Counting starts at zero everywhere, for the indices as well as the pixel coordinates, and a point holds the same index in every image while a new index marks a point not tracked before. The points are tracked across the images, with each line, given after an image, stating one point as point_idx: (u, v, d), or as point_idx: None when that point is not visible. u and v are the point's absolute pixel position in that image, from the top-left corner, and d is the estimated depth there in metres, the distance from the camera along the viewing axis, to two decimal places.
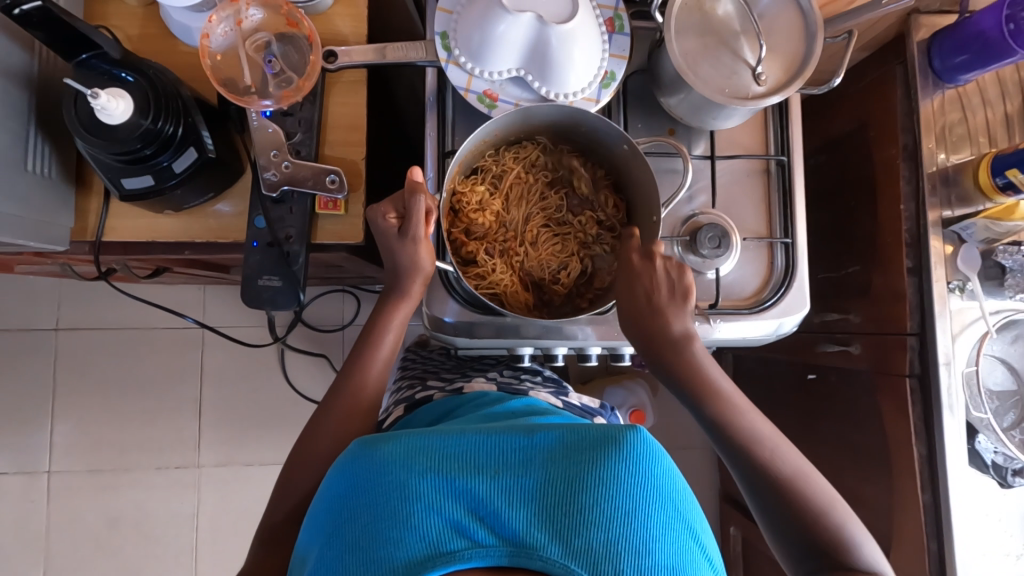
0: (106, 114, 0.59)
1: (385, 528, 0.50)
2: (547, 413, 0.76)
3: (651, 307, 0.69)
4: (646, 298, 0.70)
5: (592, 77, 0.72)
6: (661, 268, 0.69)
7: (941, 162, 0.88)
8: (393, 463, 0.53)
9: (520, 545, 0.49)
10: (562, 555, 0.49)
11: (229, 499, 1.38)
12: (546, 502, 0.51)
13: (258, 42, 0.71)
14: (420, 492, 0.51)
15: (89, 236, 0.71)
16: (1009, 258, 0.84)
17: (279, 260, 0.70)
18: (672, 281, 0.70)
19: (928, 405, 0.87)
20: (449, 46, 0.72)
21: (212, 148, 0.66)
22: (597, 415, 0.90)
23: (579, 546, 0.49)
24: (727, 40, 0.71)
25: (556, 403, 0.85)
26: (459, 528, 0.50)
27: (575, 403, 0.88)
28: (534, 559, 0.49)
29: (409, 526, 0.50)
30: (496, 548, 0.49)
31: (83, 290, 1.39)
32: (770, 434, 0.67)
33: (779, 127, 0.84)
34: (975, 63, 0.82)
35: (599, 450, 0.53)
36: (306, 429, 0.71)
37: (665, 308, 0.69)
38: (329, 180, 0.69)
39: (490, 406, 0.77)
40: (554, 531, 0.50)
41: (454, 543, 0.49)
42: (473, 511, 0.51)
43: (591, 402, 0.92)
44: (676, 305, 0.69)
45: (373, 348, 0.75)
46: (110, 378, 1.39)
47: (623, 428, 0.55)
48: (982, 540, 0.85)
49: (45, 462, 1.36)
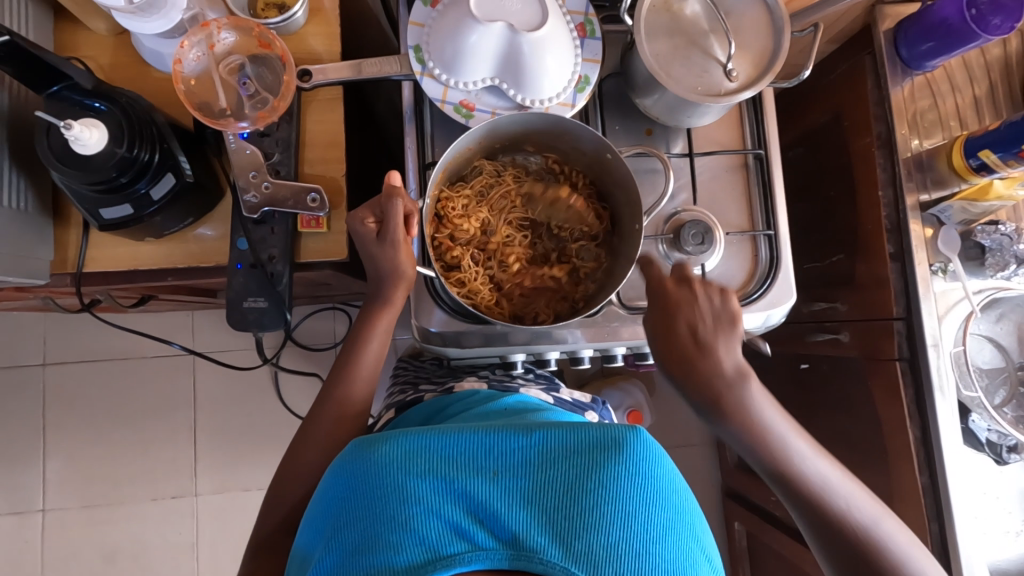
0: (80, 144, 0.59)
1: (384, 532, 0.50)
2: (542, 409, 0.76)
3: (696, 343, 0.63)
4: (684, 324, 0.64)
5: (566, 81, 0.73)
6: (702, 293, 0.64)
7: (915, 147, 0.90)
8: (392, 466, 0.53)
9: (519, 548, 0.49)
10: (562, 558, 0.49)
11: (228, 526, 1.36)
12: (546, 506, 0.51)
13: (231, 65, 0.71)
14: (420, 495, 0.51)
15: (70, 268, 0.71)
16: (987, 238, 0.86)
17: (264, 282, 0.70)
18: (716, 308, 0.64)
19: (919, 388, 0.87)
20: (423, 59, 0.73)
21: (190, 172, 0.66)
22: (589, 410, 0.90)
23: (579, 549, 0.49)
24: (697, 39, 0.72)
25: (547, 399, 0.85)
26: (459, 531, 0.50)
27: (566, 398, 0.89)
28: (533, 562, 0.49)
29: (408, 530, 0.49)
30: (496, 550, 0.49)
31: (70, 323, 1.37)
32: (801, 443, 0.65)
33: (755, 122, 0.85)
34: (940, 49, 0.83)
35: (600, 452, 0.53)
36: (297, 437, 0.72)
37: (712, 342, 0.63)
38: (311, 199, 0.69)
39: (481, 404, 0.76)
40: (555, 534, 0.50)
41: (454, 546, 0.49)
42: (474, 513, 0.51)
43: (583, 397, 0.92)
44: (724, 335, 0.63)
45: (363, 364, 0.74)
46: (101, 411, 1.37)
47: (623, 429, 0.55)
48: (982, 520, 0.85)
49: (38, 500, 1.33)
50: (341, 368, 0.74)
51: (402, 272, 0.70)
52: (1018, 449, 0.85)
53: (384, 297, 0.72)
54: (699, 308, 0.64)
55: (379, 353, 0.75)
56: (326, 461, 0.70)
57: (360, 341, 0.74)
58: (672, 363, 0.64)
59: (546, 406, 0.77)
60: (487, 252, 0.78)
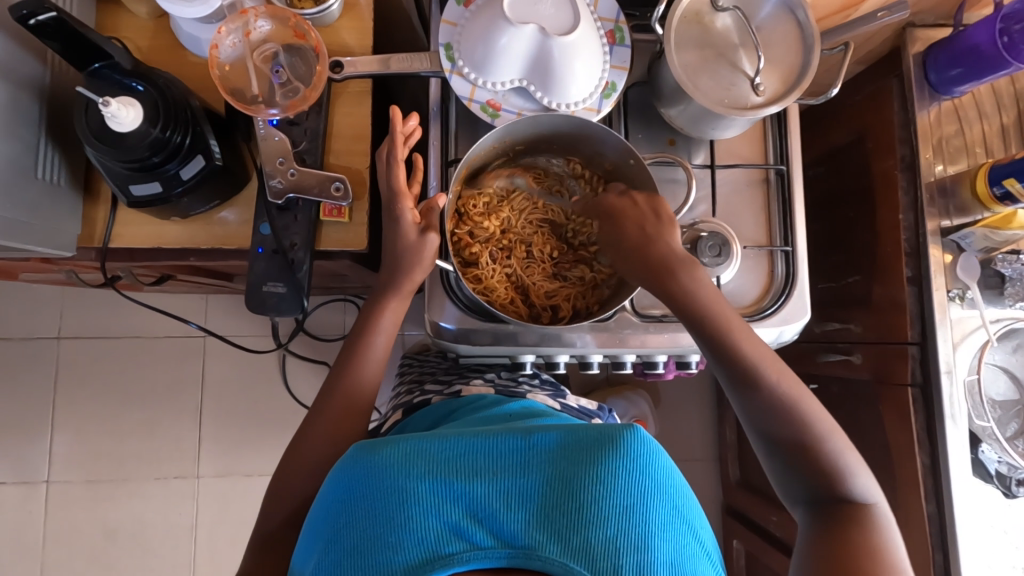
0: (116, 121, 0.60)
1: (385, 532, 0.50)
2: (546, 414, 0.77)
3: (642, 237, 0.69)
4: (630, 228, 0.70)
5: (594, 87, 0.74)
6: (641, 200, 0.70)
7: (939, 173, 0.89)
8: (391, 468, 0.53)
9: (518, 546, 0.50)
10: (560, 555, 0.49)
11: (228, 510, 1.37)
12: (546, 503, 0.51)
13: (266, 53, 0.72)
14: (420, 496, 0.51)
15: (96, 243, 0.72)
16: (1008, 266, 0.86)
17: (283, 267, 0.71)
18: (654, 210, 0.70)
19: (930, 414, 0.86)
20: (453, 58, 0.74)
21: (219, 156, 0.67)
22: (595, 416, 0.91)
23: (578, 546, 0.49)
24: (725, 52, 0.72)
25: (554, 405, 0.86)
26: (458, 531, 0.50)
27: (573, 405, 0.89)
28: (532, 560, 0.49)
29: (409, 530, 0.50)
30: (495, 550, 0.50)
31: (87, 299, 1.40)
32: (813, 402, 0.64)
33: (778, 138, 0.85)
34: (970, 75, 0.83)
35: (599, 450, 0.53)
36: (304, 424, 0.73)
37: (655, 235, 0.69)
38: (335, 188, 0.70)
39: (488, 408, 0.78)
40: (553, 533, 0.50)
41: (454, 546, 0.49)
42: (473, 514, 0.51)
43: (590, 403, 0.92)
44: (664, 230, 0.69)
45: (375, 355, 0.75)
46: (111, 387, 1.39)
47: (621, 428, 0.54)
48: (989, 553, 0.84)
49: (44, 471, 1.35)
50: (353, 357, 0.75)
51: (421, 271, 0.72)
52: None
53: (400, 290, 0.73)
54: (642, 214, 0.70)
55: (385, 347, 0.76)
56: (333, 449, 0.71)
57: (369, 330, 0.75)
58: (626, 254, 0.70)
59: (551, 413, 0.78)
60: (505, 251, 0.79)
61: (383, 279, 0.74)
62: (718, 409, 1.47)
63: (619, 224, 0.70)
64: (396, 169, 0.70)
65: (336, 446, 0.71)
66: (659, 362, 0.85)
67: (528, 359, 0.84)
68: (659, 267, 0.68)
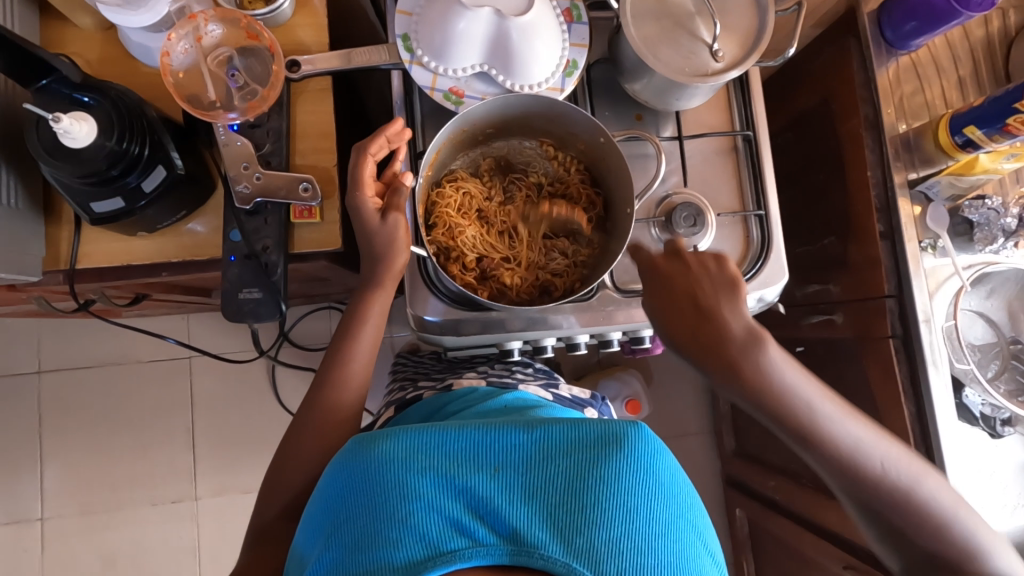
0: (70, 137, 0.58)
1: (385, 529, 0.50)
2: (542, 406, 0.76)
3: (698, 305, 0.62)
4: (679, 295, 0.63)
5: (555, 66, 0.74)
6: (694, 261, 0.64)
7: (902, 130, 0.91)
8: (391, 464, 0.53)
9: (519, 543, 0.49)
10: (562, 553, 0.49)
11: (229, 529, 1.35)
12: (548, 499, 0.52)
13: (220, 57, 0.71)
14: (420, 493, 0.51)
15: (62, 264, 0.71)
16: (976, 212, 0.87)
17: (258, 271, 0.70)
18: (712, 274, 0.63)
19: (913, 363, 0.88)
20: (411, 48, 0.73)
21: (182, 165, 0.66)
22: (588, 406, 0.89)
23: (580, 544, 0.49)
24: (683, 21, 0.72)
25: (546, 396, 0.85)
26: (459, 527, 0.50)
27: (565, 395, 0.88)
28: (533, 557, 0.49)
29: (408, 526, 0.50)
30: (496, 546, 0.49)
31: (65, 329, 1.37)
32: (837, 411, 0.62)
33: (743, 105, 0.86)
34: (923, 29, 0.84)
35: (601, 447, 0.54)
36: (290, 430, 0.72)
37: (714, 303, 0.62)
38: (303, 189, 0.69)
39: (482, 402, 0.75)
40: (555, 531, 0.50)
41: (454, 542, 0.49)
42: (473, 509, 0.51)
43: (582, 393, 0.91)
44: (728, 300, 0.62)
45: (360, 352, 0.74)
46: (98, 417, 1.36)
47: (623, 425, 0.55)
48: (984, 496, 0.87)
49: (36, 508, 1.32)
50: (338, 356, 0.74)
51: (396, 257, 0.71)
52: (1011, 421, 0.88)
53: (379, 285, 0.73)
54: (697, 275, 0.64)
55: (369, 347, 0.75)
56: (325, 452, 0.70)
57: (351, 331, 0.74)
58: (682, 326, 0.63)
59: (546, 404, 0.77)
60: (484, 232, 0.79)
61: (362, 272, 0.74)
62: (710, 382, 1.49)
63: (671, 286, 0.64)
64: (364, 163, 0.70)
65: (329, 449, 0.70)
66: (646, 336, 0.86)
67: (515, 345, 0.85)
68: (726, 341, 0.61)
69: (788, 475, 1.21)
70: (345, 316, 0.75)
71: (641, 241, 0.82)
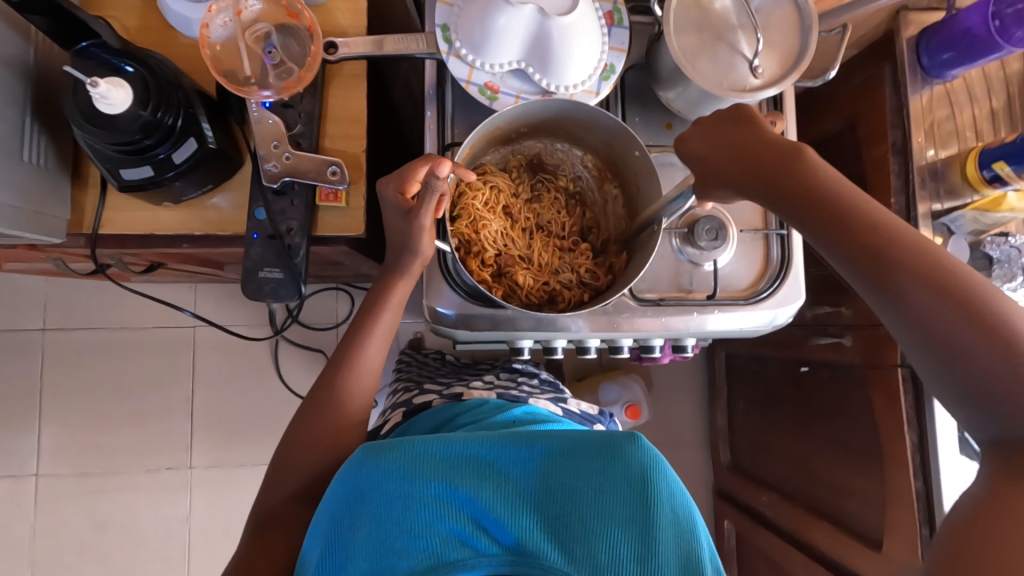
0: (106, 102, 0.58)
1: (390, 538, 0.51)
2: (551, 421, 0.76)
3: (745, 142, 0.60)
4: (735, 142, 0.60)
5: (592, 69, 0.73)
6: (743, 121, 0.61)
7: (930, 157, 0.90)
8: (396, 472, 0.54)
9: (520, 553, 0.50)
10: (563, 565, 0.49)
11: (221, 501, 1.36)
12: (550, 510, 0.52)
13: (258, 33, 0.71)
14: (424, 502, 0.52)
15: (85, 230, 0.71)
16: (997, 249, 0.88)
17: (281, 252, 0.70)
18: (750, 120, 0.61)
19: (919, 393, 0.88)
20: (450, 39, 0.72)
21: (213, 139, 0.66)
22: (597, 423, 0.89)
23: (583, 556, 0.50)
24: (724, 34, 0.72)
25: (556, 411, 0.84)
26: (461, 537, 0.51)
27: (574, 411, 0.87)
28: (534, 568, 0.50)
29: (412, 535, 0.51)
30: (499, 557, 0.51)
31: (73, 290, 1.37)
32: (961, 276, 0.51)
33: (774, 122, 0.85)
34: (962, 59, 0.83)
35: (601, 458, 0.54)
36: (300, 413, 0.72)
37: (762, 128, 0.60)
38: (331, 172, 0.69)
39: (490, 416, 0.75)
40: (556, 542, 0.51)
41: (457, 553, 0.50)
42: (476, 520, 0.52)
43: (591, 409, 0.91)
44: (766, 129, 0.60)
45: (370, 336, 0.74)
46: (100, 379, 1.37)
47: (622, 435, 0.55)
48: None
49: (33, 465, 1.33)
50: (352, 340, 0.74)
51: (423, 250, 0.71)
52: None
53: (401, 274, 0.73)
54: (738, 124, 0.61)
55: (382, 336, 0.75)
56: (333, 438, 0.70)
57: (368, 320, 0.74)
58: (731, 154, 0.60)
59: (553, 419, 0.78)
60: (507, 225, 0.79)
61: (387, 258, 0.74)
62: (709, 394, 1.49)
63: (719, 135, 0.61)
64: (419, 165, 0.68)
65: (336, 434, 0.70)
66: (656, 346, 0.87)
67: (526, 345, 0.85)
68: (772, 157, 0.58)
69: (782, 493, 1.21)
70: (362, 305, 0.76)
71: (663, 252, 0.82)
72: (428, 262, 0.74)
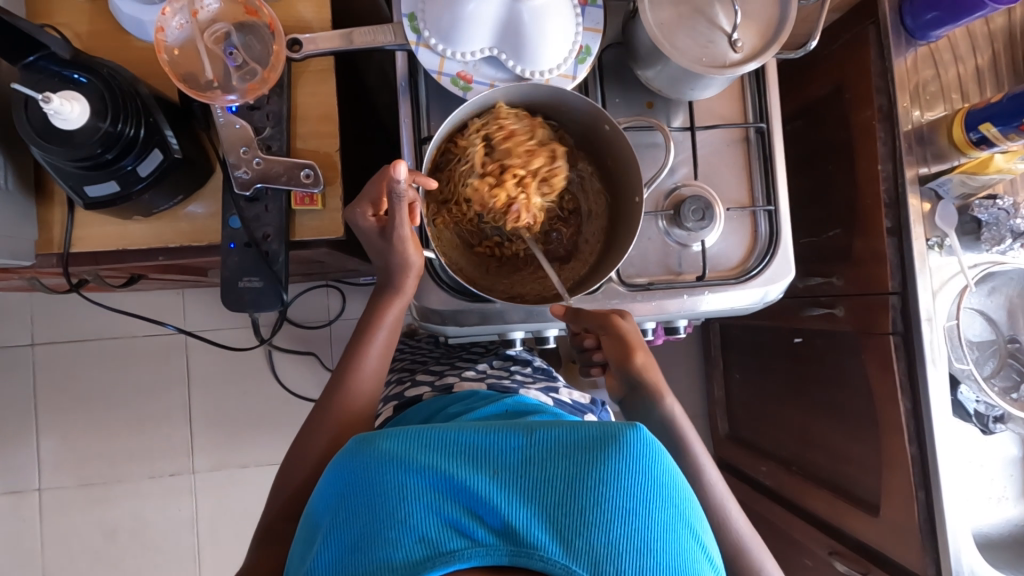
0: (61, 118, 0.56)
1: (384, 529, 0.50)
2: (541, 411, 0.76)
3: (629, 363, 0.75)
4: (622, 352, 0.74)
5: (567, 52, 0.71)
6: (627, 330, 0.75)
7: (916, 119, 0.89)
8: (391, 463, 0.54)
9: (518, 543, 0.49)
10: (561, 555, 0.49)
11: (227, 503, 1.37)
12: (548, 500, 0.51)
13: (217, 34, 0.68)
14: (419, 492, 0.52)
15: (56, 248, 0.69)
16: (985, 212, 0.86)
17: (259, 261, 0.68)
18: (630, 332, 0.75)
19: (911, 360, 0.88)
20: (418, 29, 0.70)
21: (178, 148, 0.63)
22: (588, 412, 0.89)
23: (580, 546, 0.49)
24: (702, 8, 0.69)
25: (548, 400, 0.84)
26: (458, 527, 0.50)
27: (565, 401, 0.87)
28: (532, 558, 0.49)
29: (407, 526, 0.50)
30: (495, 547, 0.49)
31: (57, 302, 1.35)
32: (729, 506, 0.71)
33: (757, 94, 0.83)
34: (946, 19, 0.81)
35: (600, 447, 0.53)
36: (309, 421, 0.72)
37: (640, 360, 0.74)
38: (304, 174, 0.67)
39: (479, 406, 0.75)
40: (554, 533, 0.50)
41: (454, 543, 0.49)
42: (472, 510, 0.51)
43: (582, 398, 0.91)
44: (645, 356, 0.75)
45: (369, 338, 0.74)
46: (94, 390, 1.36)
47: (622, 426, 0.55)
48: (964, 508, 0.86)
49: (34, 479, 1.33)
50: (355, 345, 0.74)
51: (409, 260, 0.69)
52: (1003, 419, 0.90)
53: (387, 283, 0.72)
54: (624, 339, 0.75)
55: (388, 340, 0.75)
56: (328, 445, 0.70)
57: (365, 326, 0.75)
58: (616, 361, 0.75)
59: (546, 409, 0.76)
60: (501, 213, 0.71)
61: (379, 277, 0.74)
62: (705, 368, 1.49)
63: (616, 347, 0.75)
64: (381, 185, 0.66)
65: (331, 440, 0.70)
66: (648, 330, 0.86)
67: (518, 336, 0.84)
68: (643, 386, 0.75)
69: (780, 462, 1.23)
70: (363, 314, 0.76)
71: (649, 235, 0.80)
72: (421, 272, 0.73)
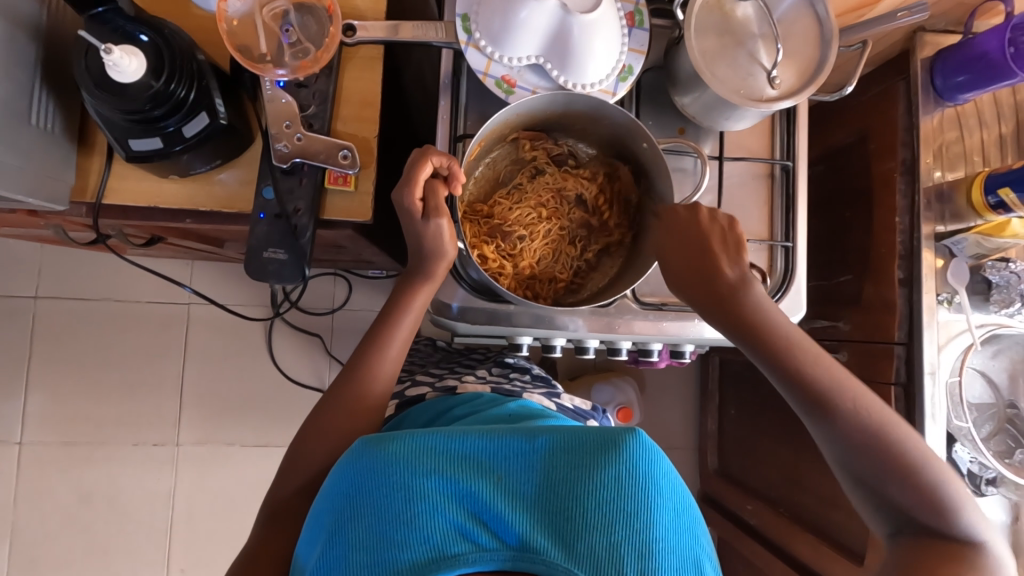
0: (118, 71, 0.57)
1: (390, 530, 0.50)
2: (545, 416, 0.76)
3: (705, 257, 0.67)
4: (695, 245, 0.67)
5: (610, 69, 0.73)
6: (707, 221, 0.67)
7: (937, 179, 0.90)
8: (397, 463, 0.53)
9: (522, 549, 0.50)
10: (564, 559, 0.49)
11: (208, 480, 1.35)
12: (551, 505, 0.52)
13: (276, 11, 0.70)
14: (426, 494, 0.52)
15: (89, 198, 0.70)
16: (997, 274, 0.87)
17: (287, 233, 0.69)
18: (724, 233, 0.67)
19: (911, 412, 0.89)
20: (469, 29, 0.72)
21: (224, 114, 0.65)
22: (590, 418, 0.90)
23: (583, 549, 0.50)
24: (744, 41, 0.72)
25: (549, 406, 0.85)
26: (463, 531, 0.51)
27: (568, 406, 0.88)
28: (535, 563, 0.49)
29: (413, 528, 0.50)
30: (500, 552, 0.50)
31: (67, 258, 1.35)
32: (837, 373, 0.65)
33: (786, 134, 0.85)
34: (975, 83, 0.84)
35: (600, 454, 0.53)
36: (324, 394, 0.73)
37: (718, 257, 0.66)
38: (342, 155, 0.69)
39: (485, 409, 0.76)
40: (557, 537, 0.50)
41: (459, 547, 0.50)
42: (476, 514, 0.52)
43: (584, 404, 0.92)
44: (731, 256, 0.66)
45: (393, 322, 0.74)
46: (91, 350, 1.35)
47: (622, 432, 0.54)
48: None
49: (17, 433, 1.31)
50: (376, 334, 0.74)
51: (444, 255, 0.71)
52: (995, 482, 0.90)
53: (428, 277, 0.73)
54: (707, 231, 0.67)
55: (408, 333, 0.75)
56: (331, 424, 0.70)
57: (392, 312, 0.74)
58: (679, 264, 0.67)
59: (549, 414, 0.77)
60: (525, 233, 0.78)
61: (409, 265, 0.74)
62: (700, 400, 1.48)
63: (675, 235, 0.68)
64: (422, 164, 0.68)
65: (337, 422, 0.70)
66: (655, 350, 0.87)
67: (525, 341, 0.85)
68: (720, 286, 0.66)
69: (767, 502, 1.20)
70: (387, 302, 0.76)
71: None
72: (451, 263, 0.74)
